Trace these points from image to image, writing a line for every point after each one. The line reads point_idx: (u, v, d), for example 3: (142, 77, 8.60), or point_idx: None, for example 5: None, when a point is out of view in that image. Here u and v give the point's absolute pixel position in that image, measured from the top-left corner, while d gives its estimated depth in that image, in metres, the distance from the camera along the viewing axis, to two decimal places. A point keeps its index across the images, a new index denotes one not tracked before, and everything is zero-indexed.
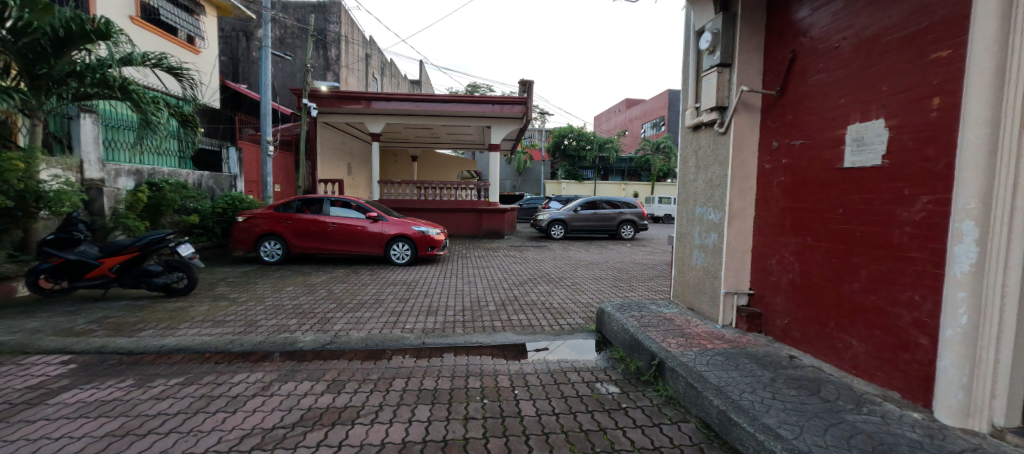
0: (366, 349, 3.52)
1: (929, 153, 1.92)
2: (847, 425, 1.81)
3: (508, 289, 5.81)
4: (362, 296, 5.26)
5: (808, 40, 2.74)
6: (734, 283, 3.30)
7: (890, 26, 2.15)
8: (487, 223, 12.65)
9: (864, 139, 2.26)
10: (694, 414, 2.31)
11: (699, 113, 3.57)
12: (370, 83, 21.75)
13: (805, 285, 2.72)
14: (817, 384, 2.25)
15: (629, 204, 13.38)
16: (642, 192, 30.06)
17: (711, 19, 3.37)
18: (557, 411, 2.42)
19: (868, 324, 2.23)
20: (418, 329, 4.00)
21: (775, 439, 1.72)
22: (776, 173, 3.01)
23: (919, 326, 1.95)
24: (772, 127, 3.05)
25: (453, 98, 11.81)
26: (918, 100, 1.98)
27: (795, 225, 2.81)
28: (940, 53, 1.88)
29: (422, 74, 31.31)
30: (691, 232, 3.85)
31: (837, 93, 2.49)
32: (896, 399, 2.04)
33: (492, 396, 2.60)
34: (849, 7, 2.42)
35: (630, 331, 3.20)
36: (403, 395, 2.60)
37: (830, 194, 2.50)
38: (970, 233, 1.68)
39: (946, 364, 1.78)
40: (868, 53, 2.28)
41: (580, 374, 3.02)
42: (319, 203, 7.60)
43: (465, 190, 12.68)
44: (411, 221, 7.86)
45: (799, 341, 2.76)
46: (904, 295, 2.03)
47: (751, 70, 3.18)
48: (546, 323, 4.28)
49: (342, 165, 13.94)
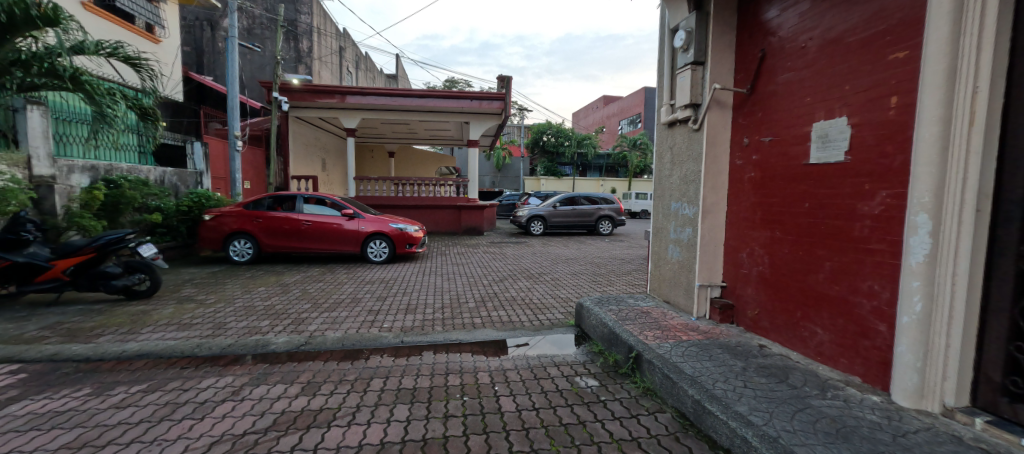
0: (342, 349, 3.42)
1: (887, 150, 2.03)
2: (813, 410, 1.91)
3: (487, 285, 5.78)
4: (338, 296, 5.13)
5: (777, 40, 2.82)
6: (708, 276, 3.39)
7: (852, 28, 2.24)
8: (467, 220, 12.56)
9: (828, 136, 2.36)
10: (671, 404, 2.36)
11: (674, 110, 3.62)
12: (345, 76, 21.16)
13: (774, 276, 2.81)
14: (785, 372, 2.34)
15: (607, 199, 13.54)
16: (621, 190, 30.43)
17: (684, 17, 3.41)
18: (537, 406, 2.43)
19: (832, 312, 2.34)
20: (396, 328, 3.93)
21: (746, 426, 1.81)
22: (746, 169, 3.10)
23: (878, 313, 2.07)
24: (743, 124, 3.14)
25: (430, 93, 11.59)
26: (877, 99, 2.09)
27: (765, 219, 2.90)
28: (897, 54, 1.99)
29: (399, 69, 30.83)
30: (666, 227, 3.91)
31: (804, 92, 2.57)
32: (857, 384, 2.16)
33: (472, 394, 2.59)
34: (815, 8, 2.49)
35: (608, 326, 3.24)
36: (381, 395, 2.55)
37: (797, 188, 2.60)
38: (924, 225, 1.79)
39: (902, 349, 1.90)
40: (832, 53, 2.37)
41: (559, 369, 3.04)
42: (291, 200, 7.34)
43: (444, 187, 12.52)
44: (388, 217, 7.70)
45: (768, 330, 2.87)
46: (865, 285, 2.14)
47: (724, 67, 3.24)
48: (525, 319, 4.28)
49: (316, 162, 13.55)
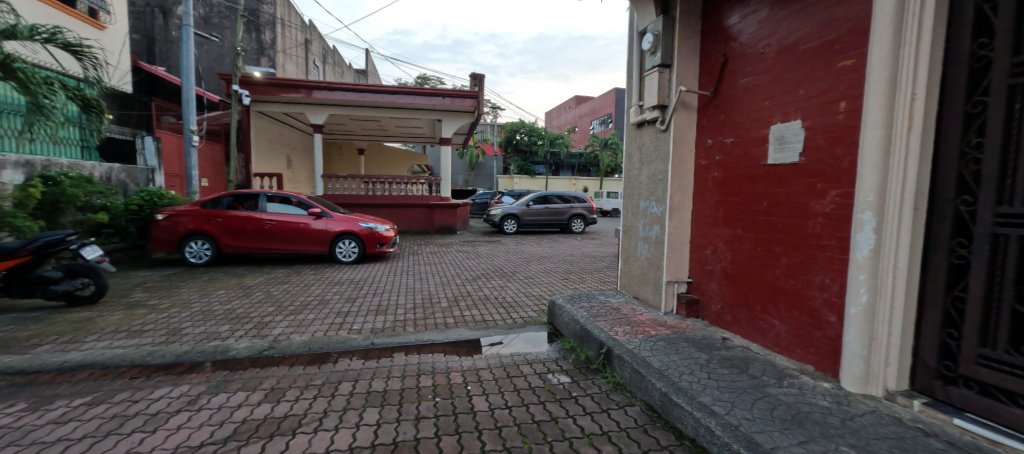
0: (309, 353, 3.30)
1: (837, 152, 2.16)
2: (771, 398, 2.02)
3: (460, 285, 5.73)
4: (304, 298, 4.94)
5: (738, 45, 2.94)
6: (675, 273, 3.50)
7: (806, 36, 2.37)
8: (440, 219, 12.41)
9: (784, 139, 2.49)
10: (640, 398, 2.43)
11: (642, 111, 3.71)
12: (311, 70, 20.39)
13: (735, 272, 2.94)
14: (746, 363, 2.45)
15: (579, 198, 13.75)
16: (593, 187, 31.26)
17: (652, 21, 3.50)
18: (510, 405, 2.44)
19: (788, 305, 2.47)
20: (366, 329, 3.83)
21: (709, 416, 1.89)
22: (710, 169, 3.22)
23: (829, 305, 2.21)
24: (707, 126, 3.26)
25: (402, 89, 11.33)
26: (827, 104, 2.22)
27: (727, 217, 3.03)
28: (845, 62, 2.13)
29: (369, 64, 30.03)
30: (635, 225, 4.01)
31: (762, 96, 2.70)
32: (810, 372, 2.30)
33: (444, 394, 2.56)
34: (773, 16, 2.62)
35: (580, 322, 3.29)
36: (350, 400, 2.48)
37: (757, 188, 2.72)
38: (869, 222, 1.95)
39: (851, 338, 2.05)
40: (787, 60, 2.50)
41: (532, 366, 3.06)
42: (253, 198, 7.01)
43: (416, 185, 12.32)
44: (358, 217, 7.49)
45: (730, 323, 3.00)
46: (817, 279, 2.28)
47: (689, 71, 3.35)
48: (499, 317, 4.28)
49: (281, 159, 12.99)
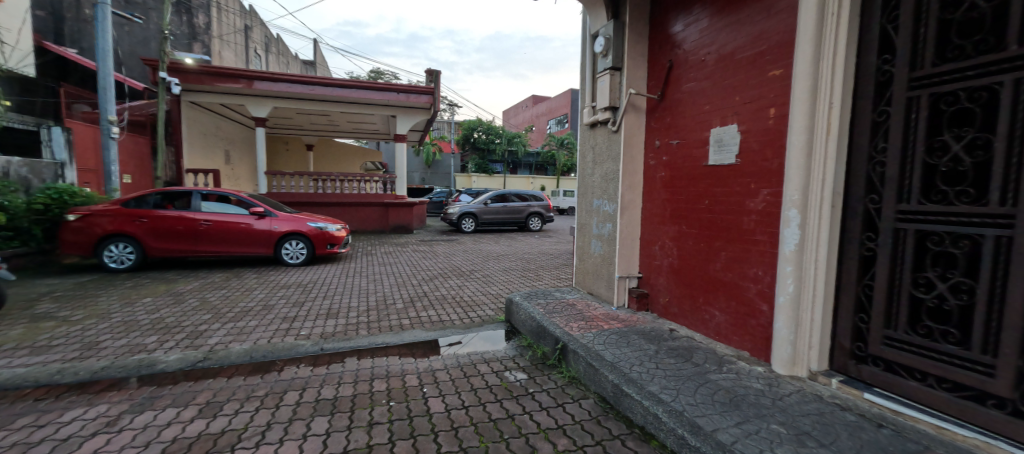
0: (250, 363, 3.08)
1: (768, 154, 2.36)
2: (712, 383, 2.17)
3: (416, 285, 5.61)
4: (246, 304, 4.61)
5: (681, 52, 3.10)
6: (626, 269, 3.64)
7: (741, 46, 2.56)
8: (396, 218, 12.06)
9: (723, 141, 2.67)
10: (593, 390, 2.51)
11: (595, 112, 3.82)
12: (251, 59, 19.00)
13: (681, 266, 3.11)
14: (690, 352, 2.60)
15: (536, 196, 13.93)
16: (549, 185, 31.99)
17: (603, 24, 3.61)
18: (467, 404, 2.42)
19: (727, 296, 2.66)
20: (315, 334, 3.65)
21: (657, 404, 1.99)
22: (658, 169, 3.39)
23: (762, 295, 2.41)
24: (654, 128, 3.42)
25: (354, 82, 10.85)
26: (759, 110, 2.42)
27: (673, 215, 3.20)
28: (774, 72, 2.32)
29: (317, 55, 28.47)
30: (589, 223, 4.12)
31: (703, 100, 2.87)
32: (746, 357, 2.49)
33: (399, 398, 2.49)
34: (713, 26, 2.79)
35: (536, 319, 3.33)
36: (296, 410, 2.34)
37: (699, 187, 2.90)
38: (794, 219, 2.16)
39: (780, 325, 2.25)
40: (724, 67, 2.69)
41: (489, 365, 3.05)
42: (186, 197, 6.43)
43: (370, 183, 11.88)
44: (306, 216, 7.11)
45: (676, 315, 3.17)
46: (752, 272, 2.47)
47: (638, 74, 3.50)
48: (456, 317, 4.24)
49: (218, 154, 12.00)
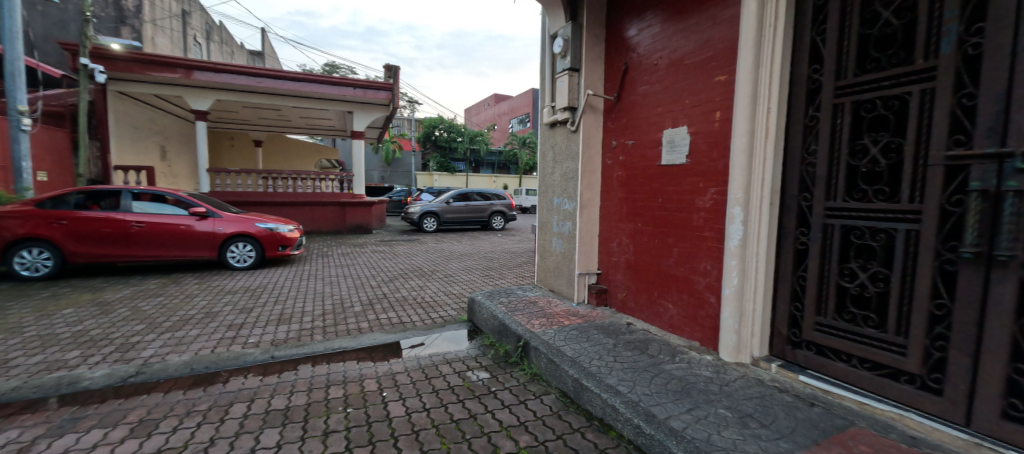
0: (191, 375, 2.85)
1: (715, 155, 2.50)
2: (665, 373, 2.27)
3: (375, 287, 5.44)
4: (187, 312, 4.26)
5: (636, 56, 3.21)
6: (585, 265, 3.73)
7: (690, 52, 2.69)
8: (354, 218, 11.63)
9: (674, 142, 2.80)
10: (554, 386, 2.56)
11: (554, 112, 3.87)
12: (190, 48, 17.57)
13: (637, 262, 3.23)
14: (645, 344, 2.71)
15: (499, 195, 13.95)
16: (513, 184, 31.99)
17: (562, 26, 3.67)
18: (428, 407, 2.38)
19: (679, 289, 2.80)
20: (265, 342, 3.44)
21: (615, 395, 2.06)
22: (615, 168, 3.49)
23: (710, 288, 2.56)
24: (611, 128, 3.52)
25: (307, 76, 10.32)
26: (706, 113, 2.56)
27: (629, 213, 3.31)
28: (719, 77, 2.47)
29: (265, 46, 26.81)
30: (549, 221, 4.17)
31: (656, 103, 3.00)
32: (697, 347, 2.63)
33: (357, 404, 2.41)
34: (664, 31, 2.91)
35: (498, 318, 3.34)
36: (244, 423, 2.20)
37: (653, 186, 3.02)
38: (738, 216, 2.30)
39: (726, 315, 2.40)
40: (675, 72, 2.81)
41: (451, 365, 3.02)
42: (114, 196, 5.84)
43: (326, 182, 11.38)
44: (255, 217, 6.69)
45: (633, 309, 3.29)
46: (701, 266, 2.62)
47: (595, 76, 3.58)
48: (417, 318, 4.16)
49: (153, 149, 11.00)
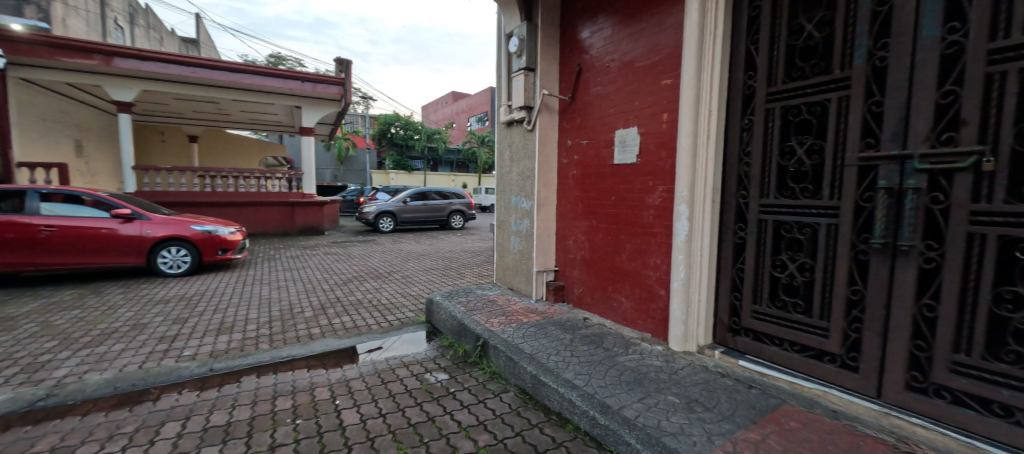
0: (116, 394, 2.58)
1: (662, 155, 2.63)
2: (619, 365, 2.36)
3: (327, 290, 5.21)
4: (109, 325, 3.85)
5: (589, 57, 3.30)
6: (543, 263, 3.78)
7: (639, 56, 2.80)
8: (303, 219, 11.04)
9: (626, 142, 2.91)
10: (513, 383, 2.57)
11: (511, 111, 3.88)
12: (111, 32, 15.83)
13: (592, 259, 3.33)
14: (601, 338, 2.80)
15: (458, 194, 13.83)
16: (471, 183, 32.25)
17: (517, 25, 3.69)
18: (384, 412, 2.31)
19: (631, 283, 2.91)
20: (202, 354, 3.19)
21: (571, 389, 2.11)
22: (570, 167, 3.57)
23: (660, 281, 2.68)
24: (566, 128, 3.60)
25: (250, 67, 9.66)
26: (655, 115, 2.68)
27: (584, 210, 3.40)
28: (666, 81, 2.59)
29: (200, 34, 24.71)
30: (507, 219, 4.19)
31: (608, 104, 3.09)
32: (648, 338, 2.75)
33: (307, 414, 2.29)
34: (615, 35, 3.01)
35: (457, 318, 3.31)
36: (178, 443, 2.02)
37: (606, 184, 3.12)
38: (684, 212, 2.43)
39: (674, 307, 2.53)
40: (626, 74, 2.92)
41: (409, 368, 2.95)
42: (17, 197, 5.18)
43: (272, 180, 10.76)
44: (190, 218, 6.15)
45: (589, 304, 3.39)
46: (652, 261, 2.74)
47: (550, 76, 3.64)
48: (372, 322, 4.02)
49: (67, 144, 9.82)
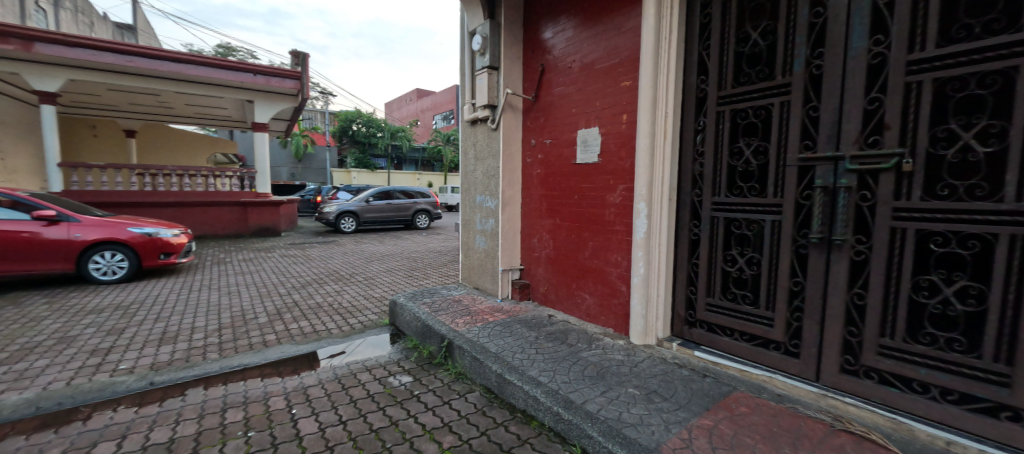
0: (39, 415, 2.34)
1: (623, 154, 2.70)
2: (582, 360, 2.41)
3: (284, 294, 4.98)
4: (32, 338, 3.48)
5: (552, 58, 3.33)
6: (509, 261, 3.79)
7: (600, 57, 2.86)
8: (257, 220, 10.47)
9: (588, 142, 2.97)
10: (479, 383, 2.57)
11: (475, 109, 3.86)
12: (30, 15, 14.28)
13: (556, 256, 3.37)
14: (565, 334, 2.85)
15: (423, 193, 13.61)
16: (436, 182, 32.02)
17: (480, 23, 3.66)
18: (345, 419, 2.24)
19: (594, 280, 2.98)
20: (142, 367, 2.95)
21: (536, 386, 2.13)
22: (534, 166, 3.60)
23: (622, 278, 2.77)
24: (530, 127, 3.62)
25: (196, 58, 9.03)
26: (615, 116, 2.75)
27: (549, 209, 3.44)
28: (625, 83, 2.67)
29: (137, 20, 22.79)
30: (472, 218, 4.17)
31: (571, 104, 3.14)
32: (611, 333, 2.83)
33: (261, 426, 2.18)
34: (576, 36, 3.06)
35: (421, 319, 3.25)
36: None
37: (569, 183, 3.17)
38: (643, 210, 2.51)
39: (635, 302, 2.61)
40: (587, 75, 2.97)
41: (371, 372, 2.88)
42: None
43: (222, 179, 10.16)
44: (127, 220, 5.67)
45: (554, 301, 3.43)
46: (613, 258, 2.81)
47: (514, 75, 3.65)
48: (333, 326, 3.88)
49: None
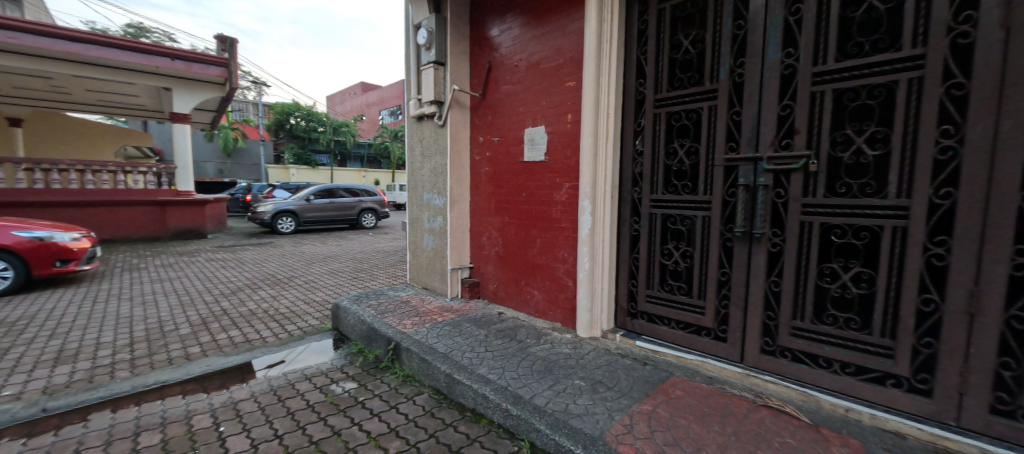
0: None
1: (568, 153, 2.77)
2: (531, 355, 2.45)
3: (211, 302, 4.56)
4: None
5: (499, 55, 3.34)
6: (458, 260, 3.76)
7: (545, 57, 2.91)
8: (177, 220, 9.46)
9: (535, 140, 3.01)
10: (427, 384, 2.52)
11: (421, 105, 3.76)
12: None
13: (505, 254, 3.39)
14: (514, 331, 2.88)
15: (369, 191, 13.10)
16: (384, 180, 31.06)
17: (425, 17, 3.57)
18: (281, 433, 2.10)
19: (542, 276, 3.04)
20: (31, 392, 2.56)
21: (485, 384, 2.14)
22: (482, 164, 3.59)
23: (568, 273, 2.85)
24: (478, 125, 3.60)
25: (100, 38, 7.98)
26: (560, 115, 2.81)
27: (497, 207, 3.45)
28: (570, 83, 2.74)
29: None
30: (420, 217, 4.08)
31: (518, 102, 3.16)
32: (558, 328, 2.91)
33: (183, 447, 1.98)
34: (522, 35, 3.09)
35: (366, 322, 3.13)
36: None
37: (517, 181, 3.19)
38: (587, 207, 2.60)
39: (581, 296, 2.70)
40: (533, 74, 3.01)
41: (312, 381, 2.72)
42: None
43: (135, 175, 9.05)
44: (10, 222, 4.88)
45: (503, 299, 3.46)
46: (560, 254, 2.89)
47: (461, 72, 3.61)
48: (268, 334, 3.62)
49: None
